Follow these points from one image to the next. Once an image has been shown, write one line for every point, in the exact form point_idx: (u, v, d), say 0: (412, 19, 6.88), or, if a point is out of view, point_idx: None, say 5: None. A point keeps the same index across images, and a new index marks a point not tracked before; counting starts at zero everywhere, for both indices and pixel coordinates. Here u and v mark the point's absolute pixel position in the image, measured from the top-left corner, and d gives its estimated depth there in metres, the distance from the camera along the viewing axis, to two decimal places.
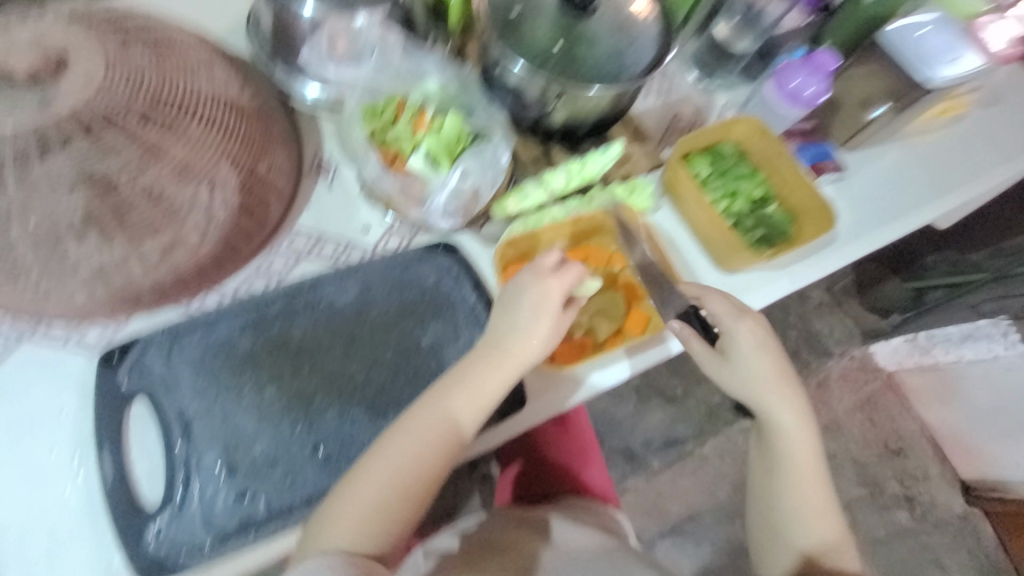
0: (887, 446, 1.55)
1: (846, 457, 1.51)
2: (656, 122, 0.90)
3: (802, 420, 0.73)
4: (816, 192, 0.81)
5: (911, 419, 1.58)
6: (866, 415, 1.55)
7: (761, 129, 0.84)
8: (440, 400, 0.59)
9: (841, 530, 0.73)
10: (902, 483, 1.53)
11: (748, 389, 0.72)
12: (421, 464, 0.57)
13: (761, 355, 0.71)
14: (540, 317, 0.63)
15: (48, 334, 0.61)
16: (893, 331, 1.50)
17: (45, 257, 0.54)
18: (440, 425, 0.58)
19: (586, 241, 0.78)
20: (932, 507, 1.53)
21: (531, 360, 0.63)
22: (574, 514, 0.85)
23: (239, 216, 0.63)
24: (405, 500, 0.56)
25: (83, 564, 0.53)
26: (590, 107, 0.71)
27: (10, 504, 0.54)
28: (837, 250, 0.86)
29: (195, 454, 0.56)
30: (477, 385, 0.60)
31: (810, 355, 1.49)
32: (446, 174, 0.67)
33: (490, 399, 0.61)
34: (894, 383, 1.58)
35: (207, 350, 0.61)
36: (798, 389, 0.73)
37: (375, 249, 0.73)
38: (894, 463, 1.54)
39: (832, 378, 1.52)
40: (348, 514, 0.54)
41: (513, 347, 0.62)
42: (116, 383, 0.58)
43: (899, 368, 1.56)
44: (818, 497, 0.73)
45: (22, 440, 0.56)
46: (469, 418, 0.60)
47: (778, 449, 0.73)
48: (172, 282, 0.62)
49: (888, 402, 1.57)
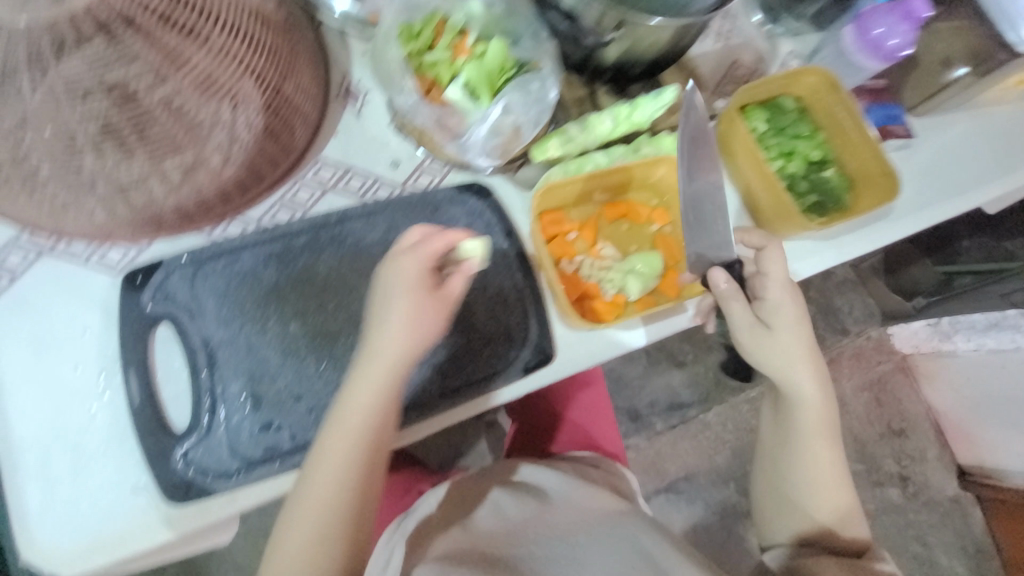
0: (890, 427, 1.55)
1: (846, 434, 1.52)
2: (712, 68, 0.82)
3: (824, 393, 0.69)
4: (882, 155, 0.73)
5: (918, 402, 1.56)
6: (874, 394, 1.53)
7: (833, 82, 0.75)
8: (329, 430, 0.53)
9: (848, 498, 0.73)
10: (899, 462, 1.54)
11: (773, 366, 0.67)
12: (334, 498, 0.52)
13: (790, 327, 0.65)
14: (402, 301, 0.54)
15: (68, 249, 0.59)
16: (917, 313, 1.42)
17: (62, 168, 0.51)
18: (340, 457, 0.52)
19: (626, 195, 0.73)
20: (925, 487, 1.55)
21: (411, 356, 0.54)
22: (579, 468, 0.88)
23: (264, 139, 0.59)
24: (335, 532, 0.53)
25: (112, 479, 0.54)
26: (647, 44, 0.64)
27: (40, 415, 0.54)
28: (888, 224, 0.81)
29: (220, 383, 0.56)
30: (357, 407, 0.52)
31: (827, 330, 1.50)
32: (487, 109, 0.61)
33: (376, 412, 0.53)
34: (906, 366, 1.55)
35: (232, 279, 0.59)
36: (822, 366, 0.69)
37: (405, 185, 0.69)
38: (894, 443, 1.54)
39: (844, 356, 1.51)
40: (287, 555, 0.53)
41: (382, 353, 0.54)
42: (140, 305, 0.57)
43: (915, 352, 1.52)
44: (828, 467, 0.71)
45: (49, 354, 0.56)
46: (368, 437, 0.53)
47: (795, 422, 0.71)
48: (197, 204, 0.59)
49: (898, 385, 1.55)
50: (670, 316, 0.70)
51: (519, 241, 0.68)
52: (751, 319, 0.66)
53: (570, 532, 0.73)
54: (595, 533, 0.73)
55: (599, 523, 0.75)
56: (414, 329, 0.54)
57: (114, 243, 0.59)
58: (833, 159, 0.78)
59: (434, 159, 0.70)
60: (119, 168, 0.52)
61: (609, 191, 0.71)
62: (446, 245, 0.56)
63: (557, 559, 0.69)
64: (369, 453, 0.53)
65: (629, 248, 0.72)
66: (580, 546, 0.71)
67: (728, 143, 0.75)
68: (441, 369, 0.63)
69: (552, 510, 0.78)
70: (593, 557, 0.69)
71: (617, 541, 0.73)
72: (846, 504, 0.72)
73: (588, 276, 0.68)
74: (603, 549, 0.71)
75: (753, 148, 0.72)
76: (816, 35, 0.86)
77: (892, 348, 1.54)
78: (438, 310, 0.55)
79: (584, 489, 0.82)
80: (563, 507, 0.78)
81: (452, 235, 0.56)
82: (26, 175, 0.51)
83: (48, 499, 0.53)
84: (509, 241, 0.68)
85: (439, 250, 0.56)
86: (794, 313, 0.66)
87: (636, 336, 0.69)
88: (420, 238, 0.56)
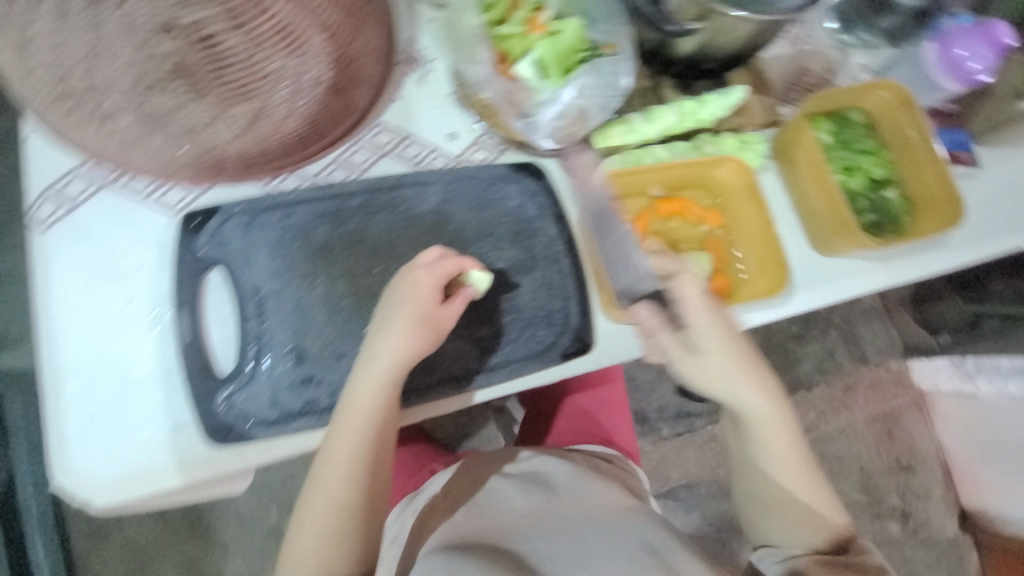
0: (897, 461, 1.39)
1: (852, 463, 1.38)
2: (780, 74, 0.79)
3: (773, 405, 0.63)
4: (949, 180, 0.71)
5: (931, 440, 1.40)
6: (886, 427, 1.39)
7: (905, 99, 0.74)
8: (334, 430, 0.54)
9: (830, 501, 0.65)
10: (902, 497, 1.38)
11: (713, 388, 0.62)
12: (345, 492, 0.54)
13: (715, 350, 0.60)
14: (404, 315, 0.54)
15: (129, 185, 0.60)
16: (942, 351, 1.33)
17: (133, 103, 0.50)
18: (347, 454, 0.53)
19: (681, 192, 0.71)
20: (925, 526, 1.38)
21: (412, 363, 0.55)
22: (589, 462, 0.86)
23: (330, 96, 0.58)
24: (347, 524, 0.55)
25: (152, 415, 0.55)
26: (725, 38, 0.62)
27: (89, 344, 0.55)
28: (945, 252, 0.78)
29: (267, 333, 0.57)
30: (358, 411, 0.53)
31: (845, 357, 1.40)
32: (557, 90, 0.61)
33: (376, 414, 0.53)
34: (923, 402, 1.40)
35: (285, 233, 0.60)
36: (763, 369, 0.63)
37: (460, 159, 0.68)
38: (899, 477, 1.38)
39: (860, 383, 1.40)
40: (302, 545, 0.55)
41: (383, 360, 0.54)
42: (195, 249, 0.57)
43: (935, 388, 1.37)
44: (801, 472, 0.64)
45: (105, 286, 0.57)
46: (371, 437, 0.54)
47: (747, 439, 0.65)
48: (258, 154, 0.58)
49: (909, 419, 1.40)
50: None
51: (568, 227, 0.67)
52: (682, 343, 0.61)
53: (574, 525, 0.68)
54: (599, 526, 0.68)
55: (605, 518, 0.70)
56: (417, 338, 0.54)
57: (175, 184, 0.59)
58: (897, 179, 0.76)
59: (491, 135, 0.69)
60: (181, 110, 0.52)
61: (666, 185, 0.70)
62: (458, 267, 0.58)
63: (567, 555, 0.63)
64: (374, 451, 0.54)
65: (678, 245, 0.71)
66: (585, 540, 0.66)
67: (790, 150, 0.73)
68: (481, 345, 0.63)
69: (556, 501, 0.74)
70: (601, 554, 0.63)
71: (621, 532, 0.67)
72: (829, 507, 0.65)
73: None
74: (605, 542, 0.65)
75: (817, 159, 0.69)
76: (890, 50, 0.83)
77: (911, 382, 1.41)
78: (441, 323, 0.56)
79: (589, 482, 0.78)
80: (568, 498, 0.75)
81: (462, 261, 0.58)
82: (98, 108, 0.51)
83: (88, 426, 0.54)
84: (559, 227, 0.67)
85: (450, 273, 0.57)
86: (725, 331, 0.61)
87: None
88: (439, 257, 0.57)
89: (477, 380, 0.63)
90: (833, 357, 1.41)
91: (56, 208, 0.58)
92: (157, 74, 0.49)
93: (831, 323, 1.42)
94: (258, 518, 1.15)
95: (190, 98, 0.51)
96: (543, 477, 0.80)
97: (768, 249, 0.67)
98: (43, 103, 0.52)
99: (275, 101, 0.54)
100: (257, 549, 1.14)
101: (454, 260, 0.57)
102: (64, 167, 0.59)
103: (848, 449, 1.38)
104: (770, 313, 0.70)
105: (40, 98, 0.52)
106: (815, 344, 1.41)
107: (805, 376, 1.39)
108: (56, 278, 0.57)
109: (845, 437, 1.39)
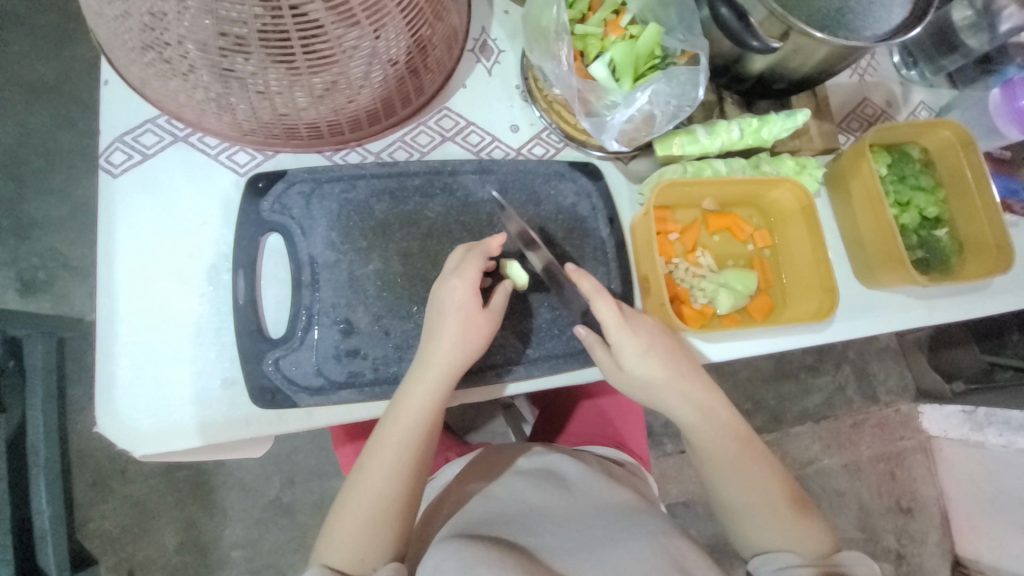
0: (897, 502, 1.26)
1: (853, 499, 1.24)
2: (841, 101, 0.79)
3: (707, 414, 0.61)
4: (1002, 225, 0.70)
5: (932, 485, 1.28)
6: (889, 468, 1.26)
7: (967, 141, 0.73)
8: (389, 422, 0.56)
9: (800, 503, 0.61)
10: (898, 539, 1.25)
11: (642, 394, 0.62)
12: (392, 484, 0.55)
13: (648, 364, 0.59)
14: (460, 321, 0.56)
15: (201, 140, 0.64)
16: (954, 398, 1.21)
17: (212, 61, 0.48)
18: (399, 445, 0.56)
19: (732, 209, 0.72)
20: (918, 572, 1.24)
21: (465, 365, 0.57)
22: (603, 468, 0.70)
23: (404, 74, 0.58)
24: (389, 517, 0.55)
25: (208, 364, 0.59)
26: (799, 62, 0.63)
27: (152, 292, 0.59)
28: (990, 297, 0.76)
29: (318, 302, 0.60)
30: (413, 407, 0.56)
31: (855, 394, 1.27)
32: (630, 95, 0.60)
33: (431, 409, 0.56)
34: (928, 447, 1.28)
35: (344, 206, 0.62)
36: (696, 372, 0.61)
37: (520, 151, 0.69)
38: (897, 519, 1.25)
39: (868, 421, 1.26)
40: (339, 537, 0.54)
41: (438, 360, 0.56)
42: (259, 210, 0.61)
43: (942, 435, 1.26)
44: (762, 478, 0.61)
45: (167, 239, 0.61)
46: (422, 433, 0.56)
47: (695, 453, 0.63)
48: (328, 123, 0.59)
49: (914, 462, 1.27)
50: (756, 338, 0.68)
51: (620, 231, 0.68)
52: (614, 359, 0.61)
53: (585, 523, 0.58)
54: (618, 531, 0.56)
55: (623, 518, 0.59)
56: (469, 343, 0.56)
57: (244, 146, 0.62)
58: (947, 218, 0.75)
59: (552, 132, 0.70)
60: (258, 75, 0.50)
61: (719, 200, 0.70)
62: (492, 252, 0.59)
63: (576, 551, 0.54)
64: (423, 445, 0.57)
65: (725, 261, 0.71)
66: (603, 543, 0.55)
67: (845, 180, 0.73)
68: (525, 337, 0.64)
69: (572, 503, 0.61)
70: (612, 553, 0.53)
71: (644, 541, 0.55)
72: (804, 511, 0.60)
73: (681, 280, 0.69)
74: (626, 549, 0.54)
75: (874, 190, 0.69)
76: (950, 91, 0.82)
77: (918, 426, 1.29)
78: (490, 326, 0.58)
79: (603, 488, 0.64)
80: (585, 501, 0.61)
81: (485, 247, 0.58)
82: (180, 62, 0.49)
83: (135, 373, 0.57)
84: (610, 229, 0.68)
85: (479, 269, 0.57)
86: (664, 344, 0.60)
87: (718, 351, 0.67)
88: (462, 256, 0.58)
89: (516, 373, 0.63)
90: (843, 392, 1.27)
91: (129, 155, 0.63)
92: (243, 34, 0.46)
93: (845, 357, 1.28)
94: (259, 488, 1.09)
95: (271, 62, 0.48)
96: (554, 479, 0.65)
97: (819, 273, 0.66)
98: (128, 49, 0.52)
99: (349, 74, 0.53)
100: (256, 518, 1.09)
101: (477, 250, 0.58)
102: (142, 117, 0.63)
103: (849, 485, 1.24)
104: (809, 337, 0.69)
105: (125, 42, 0.51)
106: (826, 378, 1.27)
107: (812, 408, 1.26)
108: (119, 226, 0.61)
109: (847, 474, 1.25)
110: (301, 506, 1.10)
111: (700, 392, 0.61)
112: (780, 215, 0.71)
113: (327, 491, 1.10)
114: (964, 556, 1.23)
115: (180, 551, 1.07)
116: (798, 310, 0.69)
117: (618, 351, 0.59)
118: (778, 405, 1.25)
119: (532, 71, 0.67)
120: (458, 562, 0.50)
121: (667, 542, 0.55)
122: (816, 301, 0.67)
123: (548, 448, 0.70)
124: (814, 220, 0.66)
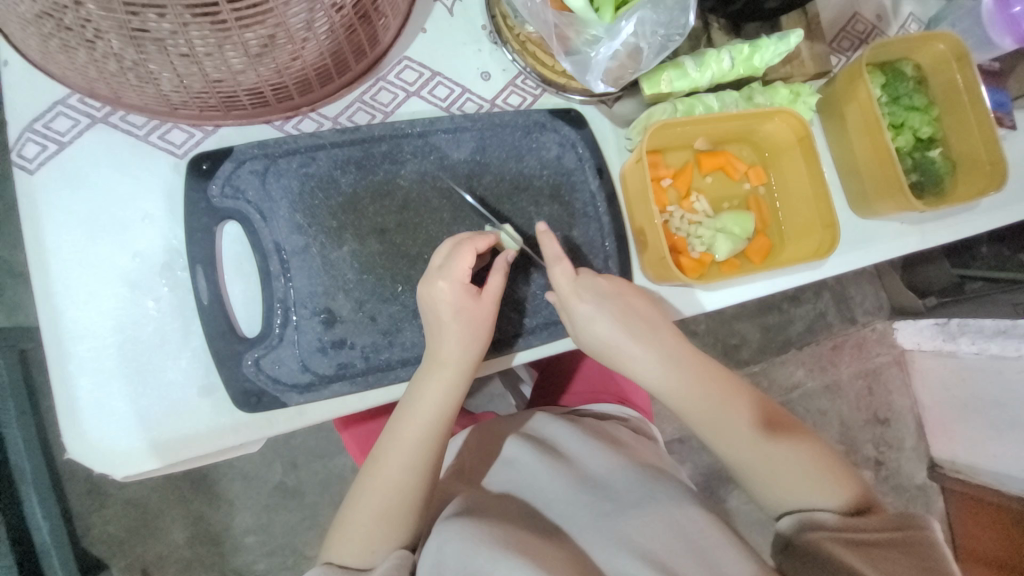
0: (875, 414, 1.32)
1: (835, 417, 1.29)
2: (832, 18, 0.74)
3: (709, 381, 0.58)
4: (997, 143, 0.67)
5: (907, 395, 1.34)
6: (867, 384, 1.32)
7: (961, 53, 0.68)
8: (401, 424, 0.54)
9: (839, 470, 0.56)
10: (877, 448, 1.31)
11: (632, 367, 0.59)
12: (403, 485, 0.54)
13: (639, 337, 0.57)
14: (460, 320, 0.53)
15: (125, 120, 0.55)
16: (927, 312, 1.23)
17: (117, 25, 0.40)
18: (409, 449, 0.54)
19: (726, 146, 0.67)
20: (897, 475, 1.32)
21: (472, 362, 0.54)
22: (605, 426, 0.68)
23: (353, 21, 0.50)
24: (401, 515, 0.54)
25: (180, 370, 0.54)
26: None
27: (103, 298, 0.54)
28: (975, 219, 0.75)
29: (294, 292, 0.55)
30: (428, 406, 0.54)
31: (835, 318, 1.29)
32: (614, 26, 0.51)
33: (447, 409, 0.54)
34: (905, 361, 1.34)
35: (306, 182, 0.56)
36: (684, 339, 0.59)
37: (494, 102, 0.63)
38: (876, 430, 1.32)
39: (848, 343, 1.30)
40: (352, 534, 0.54)
41: (448, 360, 0.53)
42: (208, 196, 0.55)
43: (917, 348, 1.31)
44: (793, 447, 0.57)
45: (106, 240, 0.54)
46: (436, 434, 0.54)
47: (693, 427, 0.60)
48: (273, 87, 0.51)
49: (891, 377, 1.33)
50: (755, 281, 0.66)
51: (610, 182, 0.63)
52: (601, 331, 0.57)
53: (596, 491, 0.56)
54: (630, 500, 0.55)
55: (636, 478, 0.57)
56: (474, 338, 0.54)
57: (177, 122, 0.55)
58: (940, 137, 0.72)
59: (528, 77, 0.63)
60: (178, 34, 0.41)
61: (712, 139, 0.65)
62: (484, 246, 0.55)
63: (589, 531, 0.53)
64: (436, 446, 0.54)
65: (720, 203, 0.68)
66: (610, 516, 0.53)
67: (842, 105, 0.68)
68: (519, 307, 0.61)
69: (578, 471, 0.59)
70: (624, 529, 0.52)
71: (653, 509, 0.53)
72: (827, 465, 0.56)
73: (678, 229, 0.66)
74: (632, 522, 0.52)
75: (871, 117, 0.65)
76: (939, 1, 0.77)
77: (894, 341, 1.33)
78: (490, 315, 0.55)
79: (610, 446, 0.62)
80: (593, 464, 0.59)
81: (474, 241, 0.54)
82: (83, 28, 0.41)
83: (98, 389, 0.53)
84: (600, 181, 0.63)
85: (468, 266, 0.53)
86: (652, 320, 0.58)
87: (717, 298, 0.65)
88: (451, 251, 0.53)
89: (514, 343, 0.61)
90: (824, 318, 1.30)
91: (44, 146, 0.54)
92: None
93: (825, 285, 1.30)
94: (262, 475, 1.07)
95: (191, 16, 0.40)
96: (556, 446, 0.62)
97: (817, 210, 0.63)
98: (20, 19, 0.43)
99: (289, 25, 0.44)
100: (263, 504, 1.07)
101: (460, 242, 0.53)
102: (50, 98, 0.55)
103: (831, 404, 1.29)
104: (806, 275, 0.67)
105: (15, 11, 0.42)
106: (808, 305, 1.29)
107: (796, 336, 1.29)
108: (47, 230, 0.53)
109: (830, 394, 1.29)
110: (307, 487, 1.08)
111: (693, 358, 0.59)
112: (775, 149, 0.67)
113: (332, 470, 1.09)
114: (940, 458, 1.32)
115: (191, 544, 1.05)
116: (798, 249, 0.66)
117: (602, 327, 0.57)
118: (766, 337, 1.27)
119: (500, 7, 0.59)
120: (460, 554, 0.49)
121: (689, 520, 0.53)
122: (816, 240, 0.64)
123: (548, 416, 0.67)
124: (812, 153, 0.62)
